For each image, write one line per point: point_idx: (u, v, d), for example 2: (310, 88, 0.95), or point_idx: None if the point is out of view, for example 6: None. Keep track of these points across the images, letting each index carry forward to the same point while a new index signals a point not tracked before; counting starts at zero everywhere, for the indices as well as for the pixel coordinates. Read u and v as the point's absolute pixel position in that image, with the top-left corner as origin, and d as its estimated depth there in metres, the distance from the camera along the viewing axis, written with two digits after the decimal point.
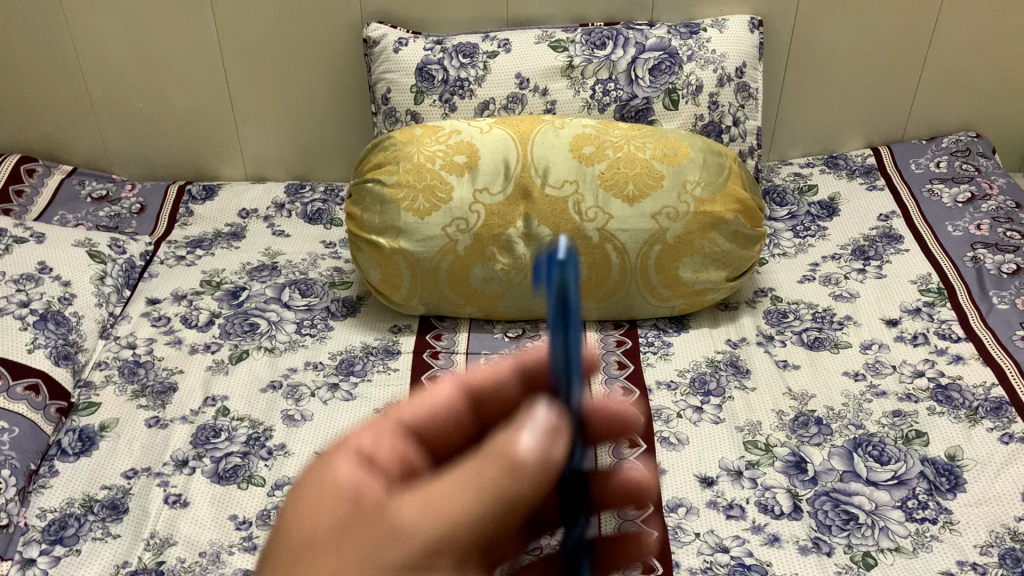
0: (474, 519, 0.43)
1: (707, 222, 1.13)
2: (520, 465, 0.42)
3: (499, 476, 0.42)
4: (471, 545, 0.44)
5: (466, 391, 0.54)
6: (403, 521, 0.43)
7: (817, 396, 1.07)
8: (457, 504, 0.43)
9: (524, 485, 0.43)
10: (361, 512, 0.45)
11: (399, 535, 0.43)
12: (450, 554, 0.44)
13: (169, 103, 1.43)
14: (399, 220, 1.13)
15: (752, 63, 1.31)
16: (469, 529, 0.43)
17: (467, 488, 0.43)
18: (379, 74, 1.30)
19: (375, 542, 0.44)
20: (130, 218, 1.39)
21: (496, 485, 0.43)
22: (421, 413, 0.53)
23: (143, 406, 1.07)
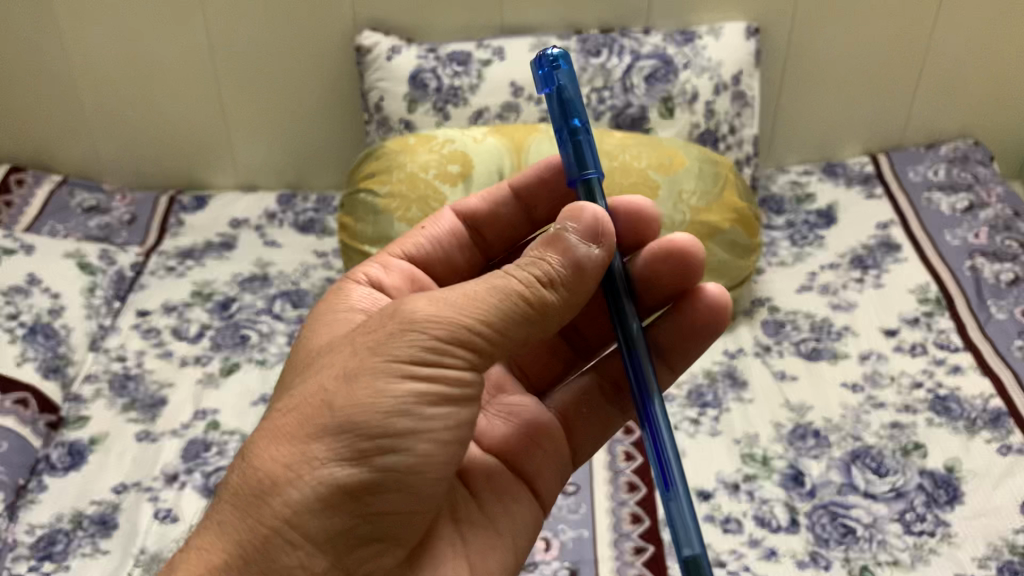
0: (493, 317, 0.54)
1: (704, 232, 1.11)
2: (544, 270, 0.55)
3: (520, 282, 0.55)
4: (490, 342, 0.55)
5: (468, 222, 0.75)
6: (418, 316, 0.54)
7: (814, 407, 1.05)
8: (480, 305, 0.54)
9: (547, 293, 0.55)
10: (377, 320, 0.56)
11: (416, 326, 0.54)
12: (471, 347, 0.54)
13: (160, 111, 1.42)
14: (392, 230, 1.10)
15: (748, 70, 1.30)
16: (488, 319, 0.54)
17: (491, 294, 0.54)
18: (372, 82, 1.29)
19: (391, 336, 0.54)
20: (120, 228, 1.38)
21: (517, 290, 0.55)
22: (427, 241, 0.74)
23: (133, 419, 1.05)
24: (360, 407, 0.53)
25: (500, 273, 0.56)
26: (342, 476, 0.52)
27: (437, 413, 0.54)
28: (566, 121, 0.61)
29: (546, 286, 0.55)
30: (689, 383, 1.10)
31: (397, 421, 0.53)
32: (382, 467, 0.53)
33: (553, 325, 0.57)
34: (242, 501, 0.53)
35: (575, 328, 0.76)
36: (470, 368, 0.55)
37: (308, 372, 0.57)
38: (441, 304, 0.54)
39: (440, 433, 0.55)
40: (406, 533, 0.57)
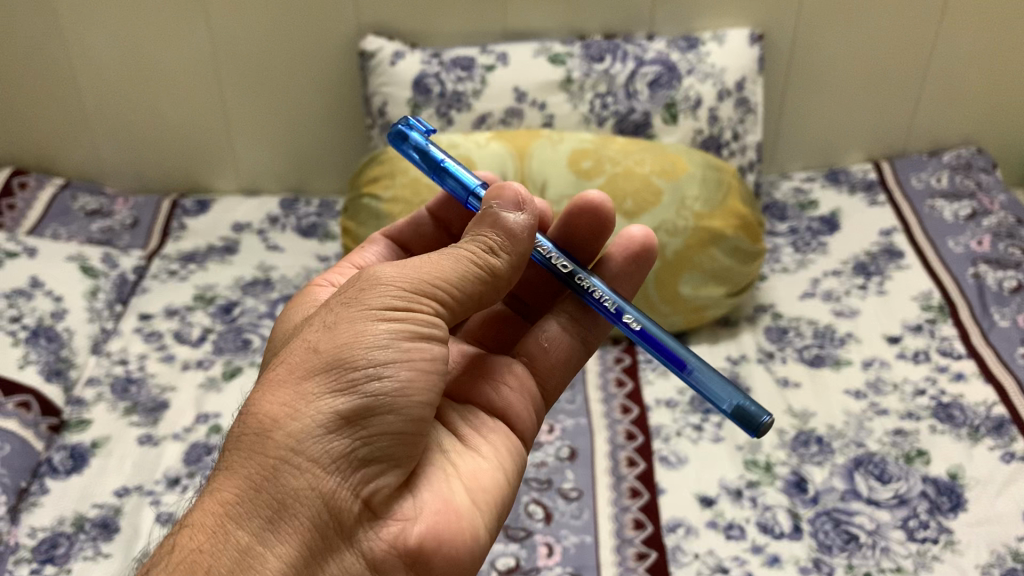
0: (455, 277, 0.57)
1: (706, 238, 1.12)
2: (497, 237, 0.59)
3: (471, 250, 0.58)
4: (456, 299, 0.57)
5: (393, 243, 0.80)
6: (386, 275, 0.56)
7: (817, 414, 1.05)
8: (440, 266, 0.57)
9: (500, 259, 0.59)
10: (347, 288, 0.57)
11: (384, 282, 0.56)
12: (440, 300, 0.56)
13: (163, 116, 1.42)
14: None
15: (752, 77, 1.30)
16: (449, 278, 0.57)
17: (449, 259, 0.58)
18: (376, 87, 1.29)
19: (362, 294, 0.55)
20: (122, 231, 1.38)
21: (471, 256, 0.58)
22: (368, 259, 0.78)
23: (134, 423, 1.05)
24: (340, 344, 0.53)
25: (454, 246, 0.59)
26: (337, 404, 0.51)
27: (418, 348, 0.54)
28: (432, 164, 0.68)
29: (494, 253, 0.59)
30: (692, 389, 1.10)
31: (377, 349, 0.52)
32: (370, 391, 0.51)
33: (507, 286, 0.60)
34: (240, 444, 0.51)
35: (519, 299, 0.76)
36: (438, 316, 0.56)
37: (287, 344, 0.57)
38: (405, 267, 0.57)
39: (422, 364, 0.53)
40: (407, 463, 0.54)
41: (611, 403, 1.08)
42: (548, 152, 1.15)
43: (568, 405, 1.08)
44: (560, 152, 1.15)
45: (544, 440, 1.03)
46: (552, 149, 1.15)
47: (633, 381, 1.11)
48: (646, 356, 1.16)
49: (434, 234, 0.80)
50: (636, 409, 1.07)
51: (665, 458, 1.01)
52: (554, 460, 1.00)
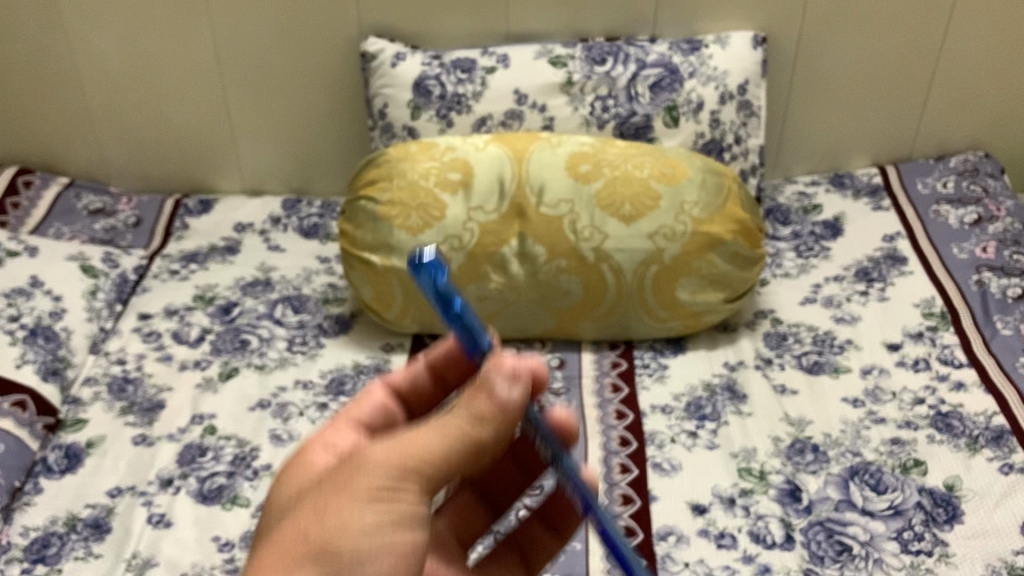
0: (439, 457, 0.49)
1: (704, 244, 1.11)
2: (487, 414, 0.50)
3: (468, 424, 0.50)
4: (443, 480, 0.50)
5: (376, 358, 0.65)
6: (375, 461, 0.49)
7: (814, 422, 1.04)
8: (426, 445, 0.49)
9: (492, 434, 0.51)
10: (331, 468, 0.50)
11: (371, 468, 0.48)
12: (427, 484, 0.49)
13: (168, 115, 1.43)
14: (392, 237, 1.11)
15: (755, 80, 1.28)
16: (438, 468, 0.49)
17: (434, 434, 0.50)
18: (377, 88, 1.29)
19: (347, 483, 0.48)
20: (125, 231, 1.38)
21: (463, 431, 0.50)
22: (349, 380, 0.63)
23: (130, 423, 1.06)
24: (326, 536, 0.46)
25: (445, 415, 0.51)
26: None
27: (401, 537, 0.48)
28: (447, 306, 0.53)
29: (489, 426, 0.50)
30: (688, 396, 1.09)
31: (362, 542, 0.46)
32: None
33: (487, 459, 0.52)
34: None
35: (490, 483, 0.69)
36: (425, 505, 0.49)
37: (267, 527, 0.50)
38: (393, 450, 0.49)
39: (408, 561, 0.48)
40: None
41: (605, 408, 1.07)
42: (546, 155, 1.13)
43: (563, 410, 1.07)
44: (558, 156, 1.13)
45: None
46: (550, 152, 1.14)
47: (628, 387, 1.11)
48: (642, 360, 1.15)
49: (431, 392, 0.64)
50: (631, 415, 1.06)
51: (658, 466, 1.00)
52: None
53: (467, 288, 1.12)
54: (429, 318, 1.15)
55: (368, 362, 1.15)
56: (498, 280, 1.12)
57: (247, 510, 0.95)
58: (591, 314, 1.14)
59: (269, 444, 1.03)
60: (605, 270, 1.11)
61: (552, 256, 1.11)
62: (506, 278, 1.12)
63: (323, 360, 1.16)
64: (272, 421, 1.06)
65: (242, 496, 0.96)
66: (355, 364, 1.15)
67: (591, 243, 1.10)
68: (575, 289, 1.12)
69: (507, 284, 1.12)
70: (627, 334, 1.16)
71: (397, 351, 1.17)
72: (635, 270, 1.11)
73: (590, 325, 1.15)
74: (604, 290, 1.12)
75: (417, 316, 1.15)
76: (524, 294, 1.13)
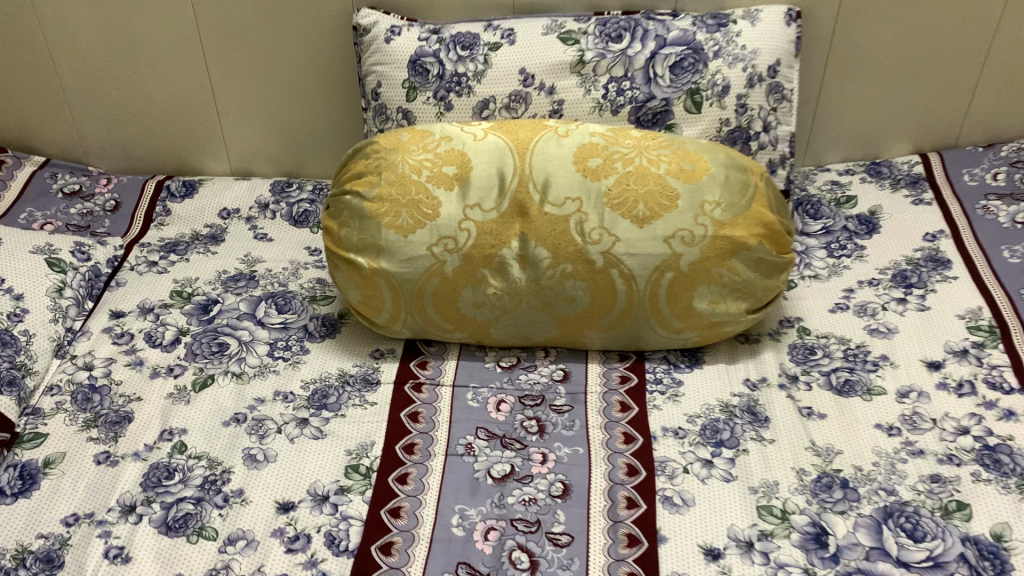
0: None
1: (726, 249, 0.99)
2: None
3: None
4: None
5: None
6: None
7: (843, 453, 0.94)
8: None
9: None
10: None
11: None
12: None
13: (148, 92, 1.32)
14: (380, 237, 1.00)
15: (788, 61, 1.16)
16: None
17: None
18: (369, 66, 1.18)
19: None
20: (103, 216, 1.28)
21: None
22: None
23: (93, 438, 0.97)
24: None
25: None
26: None
27: None
28: None
29: None
30: (703, 418, 0.99)
31: None
32: None
33: None
34: None
35: None
36: None
37: None
38: None
39: None
40: None
41: (611, 430, 0.98)
42: (552, 147, 1.02)
43: (565, 431, 0.98)
44: (565, 148, 1.02)
45: (536, 473, 0.94)
46: (556, 144, 1.02)
47: (639, 406, 1.00)
48: (654, 375, 1.04)
49: None
50: (641, 438, 0.97)
51: (669, 500, 0.90)
52: (544, 498, 0.91)
53: (463, 293, 1.02)
54: (421, 324, 1.06)
55: (355, 371, 1.06)
56: (496, 285, 1.01)
57: (214, 544, 0.87)
58: (598, 323, 1.03)
59: (243, 466, 0.95)
60: (615, 276, 1.00)
61: (556, 260, 1.00)
62: (505, 283, 1.01)
63: (306, 368, 1.06)
64: (248, 438, 0.98)
65: (210, 527, 0.88)
66: (341, 373, 1.06)
67: (599, 247, 0.99)
68: (581, 296, 1.01)
69: (506, 289, 1.01)
70: (637, 343, 1.06)
71: (387, 359, 1.08)
72: (648, 277, 1.00)
73: (597, 333, 1.05)
74: (614, 297, 1.01)
75: (409, 321, 1.05)
76: (525, 300, 1.02)
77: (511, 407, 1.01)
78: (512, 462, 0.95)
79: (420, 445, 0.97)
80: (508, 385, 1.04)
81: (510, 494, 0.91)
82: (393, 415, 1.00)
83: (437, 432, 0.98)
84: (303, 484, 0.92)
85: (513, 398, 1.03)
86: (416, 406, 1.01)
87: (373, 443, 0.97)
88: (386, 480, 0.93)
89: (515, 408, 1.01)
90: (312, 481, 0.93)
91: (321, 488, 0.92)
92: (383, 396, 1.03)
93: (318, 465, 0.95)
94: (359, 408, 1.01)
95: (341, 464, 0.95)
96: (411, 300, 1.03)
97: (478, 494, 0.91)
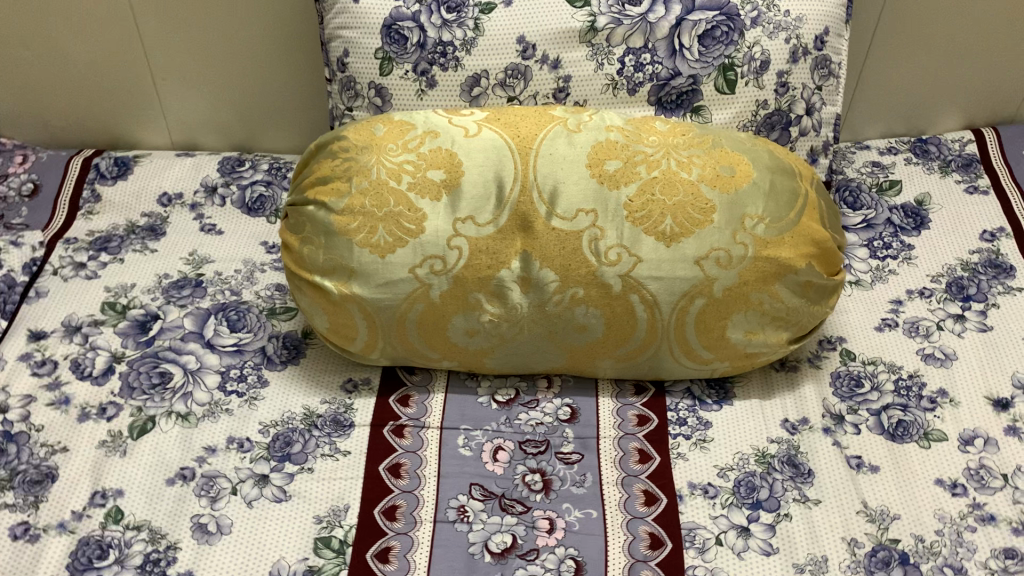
0: None
1: (770, 272, 0.82)
2: None
3: None
4: None
5: None
6: None
7: (901, 519, 0.80)
8: None
9: None
10: None
11: None
12: None
13: (69, 54, 1.16)
14: (351, 257, 0.83)
15: (837, 28, 0.97)
16: None
17: None
18: (334, 28, 0.97)
19: None
20: (20, 204, 1.12)
21: None
22: None
23: (8, 505, 0.81)
24: None
25: None
26: None
27: None
28: None
29: None
30: (736, 472, 0.84)
31: None
32: None
33: None
34: None
35: None
36: None
37: None
38: None
39: None
40: None
41: (629, 488, 0.83)
42: (561, 145, 0.83)
43: (575, 488, 0.83)
44: (577, 147, 0.83)
45: (542, 545, 0.78)
46: (566, 142, 0.84)
47: (661, 456, 0.86)
48: (677, 415, 0.90)
49: None
50: (664, 499, 0.82)
51: None
52: None
53: (452, 320, 0.84)
54: (402, 352, 0.89)
55: (324, 410, 0.90)
56: (492, 311, 0.83)
57: None
58: (613, 353, 0.87)
59: (192, 540, 0.78)
60: (635, 303, 0.82)
61: (564, 285, 0.82)
62: (504, 310, 0.83)
63: (265, 407, 0.90)
64: (196, 502, 0.81)
65: None
66: (307, 413, 0.89)
67: (617, 269, 0.81)
68: (595, 325, 0.84)
69: (504, 316, 0.84)
70: (656, 374, 0.90)
71: (361, 394, 0.92)
72: (675, 303, 0.82)
73: (611, 363, 0.89)
74: (633, 327, 0.84)
75: (387, 350, 0.88)
76: (527, 329, 0.85)
77: (510, 457, 0.86)
78: (513, 532, 0.79)
79: (403, 509, 0.81)
80: (505, 428, 0.89)
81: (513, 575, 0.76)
82: (371, 469, 0.84)
83: (423, 491, 0.82)
84: (264, 565, 0.77)
85: (513, 444, 0.87)
86: (398, 456, 0.85)
87: (348, 508, 0.81)
88: (364, 557, 0.77)
89: (515, 457, 0.86)
90: (276, 561, 0.77)
91: (286, 569, 0.76)
92: (358, 443, 0.87)
93: (282, 538, 0.79)
94: (329, 459, 0.85)
95: (309, 537, 0.79)
96: (389, 329, 0.85)
97: None
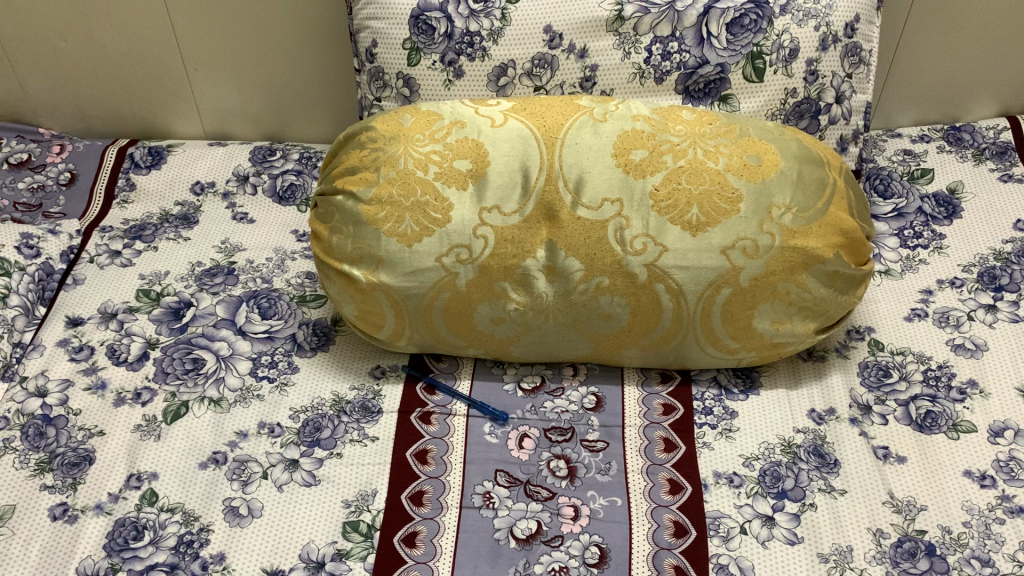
0: None
1: (797, 262, 0.82)
2: None
3: None
4: None
5: None
6: None
7: (928, 509, 0.79)
8: None
9: None
10: None
11: None
12: None
13: (104, 48, 1.19)
14: (379, 246, 0.84)
15: (868, 15, 0.96)
16: None
17: None
18: (363, 19, 0.99)
19: None
20: (56, 192, 1.16)
21: None
22: None
23: (47, 486, 0.83)
24: None
25: None
26: None
27: None
28: None
29: None
30: (762, 461, 0.84)
31: None
32: None
33: None
34: None
35: None
36: None
37: None
38: None
39: None
40: None
41: (654, 476, 0.83)
42: (588, 135, 0.84)
43: (599, 475, 0.83)
44: (602, 136, 0.84)
45: (566, 531, 0.79)
46: (592, 132, 0.84)
47: (686, 445, 0.86)
48: (703, 404, 0.90)
49: None
50: (689, 488, 0.82)
51: (724, 570, 0.75)
52: (577, 567, 0.76)
53: (478, 308, 0.85)
54: (428, 339, 0.90)
55: (353, 394, 0.92)
56: (518, 300, 0.84)
57: None
58: (639, 342, 0.87)
59: (223, 523, 0.80)
60: (660, 292, 0.82)
61: (589, 273, 0.82)
62: (529, 297, 0.84)
63: (296, 392, 0.92)
64: (228, 486, 0.83)
65: None
66: (336, 399, 0.91)
67: (642, 258, 0.81)
68: (619, 313, 0.84)
69: (530, 304, 0.84)
70: (681, 362, 0.90)
71: (389, 380, 0.93)
72: (701, 293, 0.82)
73: (637, 353, 0.89)
74: (658, 316, 0.84)
75: (414, 337, 0.90)
76: (552, 316, 0.85)
77: (535, 444, 0.87)
78: (538, 519, 0.80)
79: (429, 494, 0.82)
80: (531, 415, 0.90)
81: (537, 561, 0.77)
82: (398, 455, 0.85)
83: (449, 477, 0.83)
84: (293, 549, 0.78)
85: (538, 431, 0.88)
86: (424, 443, 0.87)
87: (376, 492, 0.82)
88: (391, 541, 0.78)
89: (540, 444, 0.87)
90: (305, 543, 0.78)
91: (316, 552, 0.77)
92: (385, 429, 0.88)
93: (311, 521, 0.80)
94: (358, 445, 0.86)
95: (337, 521, 0.80)
96: (416, 316, 0.86)
97: (499, 562, 0.77)
